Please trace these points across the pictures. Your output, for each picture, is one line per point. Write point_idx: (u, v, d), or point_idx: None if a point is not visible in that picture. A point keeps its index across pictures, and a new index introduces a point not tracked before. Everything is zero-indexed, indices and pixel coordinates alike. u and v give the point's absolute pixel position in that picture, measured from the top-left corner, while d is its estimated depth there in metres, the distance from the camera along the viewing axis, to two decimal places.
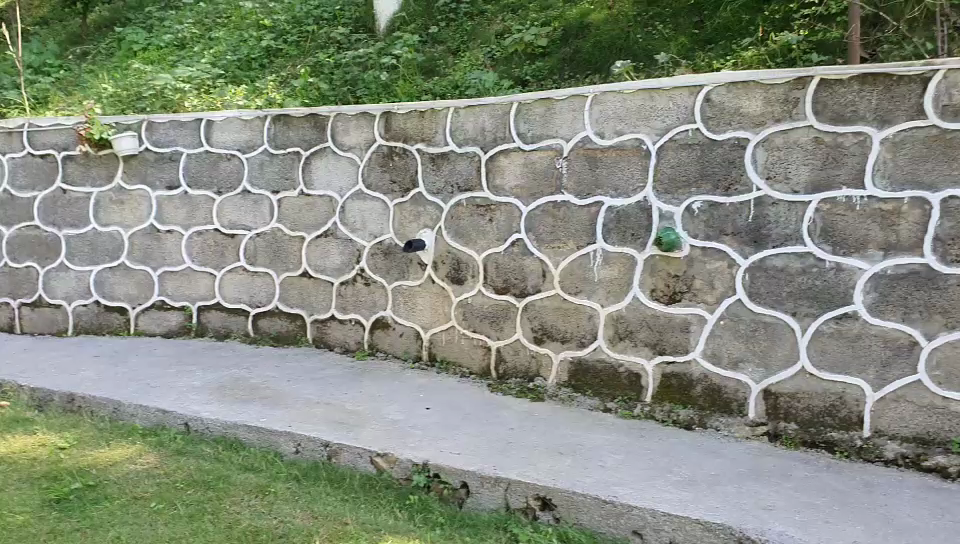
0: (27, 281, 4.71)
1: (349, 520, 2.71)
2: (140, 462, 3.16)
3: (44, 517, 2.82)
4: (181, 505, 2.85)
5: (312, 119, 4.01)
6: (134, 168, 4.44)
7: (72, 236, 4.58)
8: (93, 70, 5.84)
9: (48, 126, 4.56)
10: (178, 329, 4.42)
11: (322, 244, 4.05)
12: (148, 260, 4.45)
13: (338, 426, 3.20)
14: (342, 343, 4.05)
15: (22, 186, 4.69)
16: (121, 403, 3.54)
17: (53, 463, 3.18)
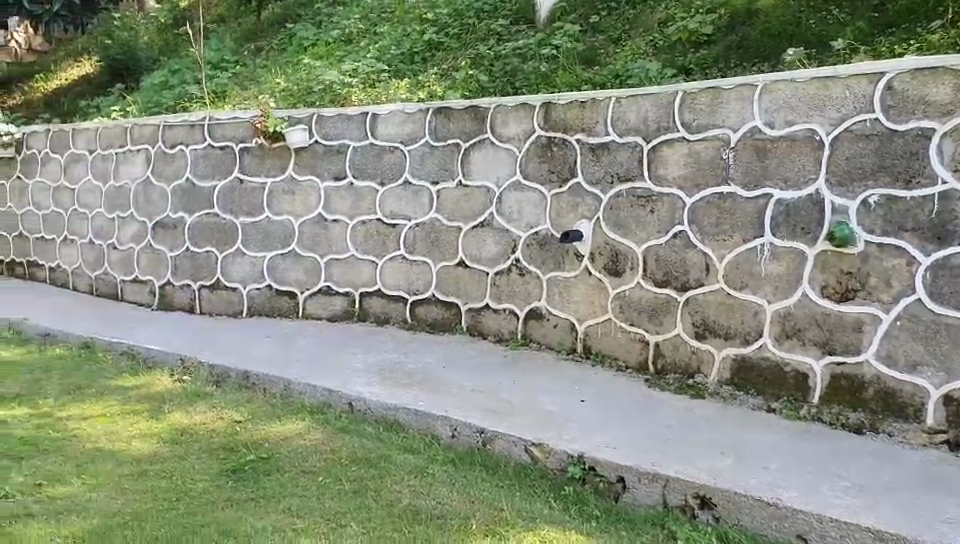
0: (206, 265, 5.02)
1: (506, 507, 2.74)
2: (307, 439, 3.31)
3: (222, 486, 3.00)
4: (345, 482, 2.97)
5: (473, 112, 4.08)
6: (304, 160, 4.66)
7: (248, 224, 4.86)
8: (266, 66, 6.15)
9: (227, 120, 4.88)
10: (341, 314, 4.60)
11: (480, 234, 4.10)
12: (314, 247, 4.65)
13: (494, 413, 3.24)
14: (497, 333, 4.09)
15: (202, 175, 5.03)
16: (290, 382, 3.73)
17: (229, 436, 3.38)
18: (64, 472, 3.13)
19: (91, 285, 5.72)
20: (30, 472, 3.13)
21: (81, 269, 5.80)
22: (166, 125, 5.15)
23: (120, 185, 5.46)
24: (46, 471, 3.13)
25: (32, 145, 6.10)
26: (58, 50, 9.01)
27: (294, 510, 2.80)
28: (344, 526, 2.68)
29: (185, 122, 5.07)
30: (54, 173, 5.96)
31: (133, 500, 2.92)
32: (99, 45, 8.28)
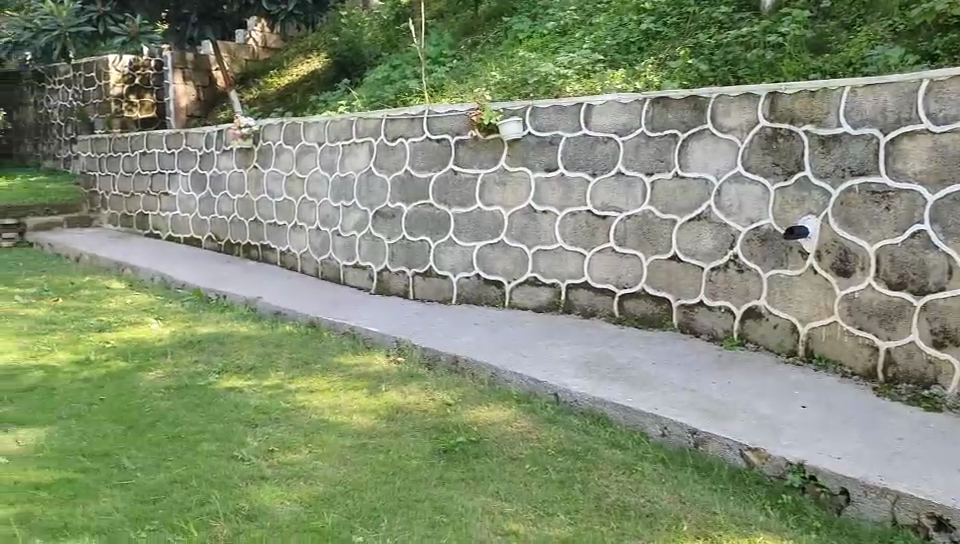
0: (420, 253, 5.25)
1: (717, 510, 2.66)
2: (516, 426, 3.37)
3: (434, 464, 3.11)
4: (553, 471, 3.00)
5: (692, 102, 3.97)
6: (517, 151, 4.72)
7: (461, 214, 5.02)
8: (482, 60, 6.31)
9: (444, 112, 5.02)
10: (549, 305, 4.64)
11: (695, 228, 4.00)
12: (524, 238, 4.71)
13: (707, 414, 3.15)
14: (709, 331, 3.97)
15: (420, 166, 5.23)
16: (499, 369, 3.81)
17: (440, 417, 3.50)
18: (292, 440, 3.37)
19: (316, 268, 6.12)
20: (263, 438, 3.39)
21: (307, 253, 6.21)
22: (387, 118, 5.39)
23: (345, 175, 5.78)
24: (277, 438, 3.38)
25: (266, 137, 6.57)
26: (291, 48, 9.68)
27: (503, 494, 2.86)
28: (551, 515, 2.70)
29: (404, 115, 5.27)
30: (285, 162, 6.40)
31: (352, 471, 3.09)
32: (328, 43, 8.83)
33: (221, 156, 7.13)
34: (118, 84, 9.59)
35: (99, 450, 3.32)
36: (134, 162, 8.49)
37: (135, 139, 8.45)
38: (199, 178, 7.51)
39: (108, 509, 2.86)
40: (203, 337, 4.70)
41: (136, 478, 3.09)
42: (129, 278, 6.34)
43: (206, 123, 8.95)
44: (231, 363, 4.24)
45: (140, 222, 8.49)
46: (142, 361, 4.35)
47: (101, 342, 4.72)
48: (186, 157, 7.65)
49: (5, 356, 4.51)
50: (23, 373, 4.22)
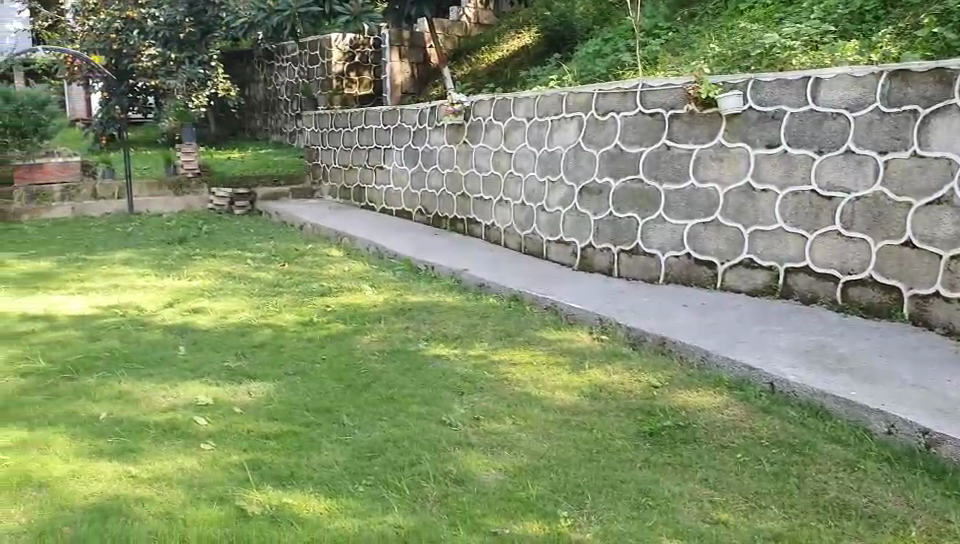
0: (627, 230, 5.19)
1: (951, 519, 2.45)
2: (726, 414, 3.26)
3: (639, 446, 3.07)
4: (766, 463, 2.87)
5: (937, 74, 3.64)
6: (735, 127, 4.53)
7: (672, 191, 4.91)
8: (699, 33, 6.13)
9: (659, 86, 4.91)
10: (763, 288, 4.45)
11: (935, 211, 3.68)
12: (740, 217, 4.54)
13: (942, 413, 2.90)
14: (946, 324, 3.66)
15: (631, 142, 5.15)
16: (709, 353, 3.70)
17: (646, 398, 3.45)
18: (499, 410, 3.43)
19: (521, 242, 6.20)
20: (470, 406, 3.48)
21: (513, 228, 6.30)
22: (599, 93, 5.34)
23: (553, 150, 5.80)
24: (483, 407, 3.46)
25: (477, 112, 6.70)
26: (502, 25, 9.81)
27: (711, 481, 2.78)
28: (764, 507, 2.60)
29: (617, 89, 5.20)
30: (495, 137, 6.50)
31: (557, 445, 3.11)
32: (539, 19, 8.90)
33: (433, 131, 7.35)
34: (340, 61, 10.08)
35: (321, 407, 3.54)
36: (352, 137, 8.93)
37: (353, 116, 8.87)
38: (411, 153, 7.78)
39: (329, 462, 3.05)
40: (414, 306, 4.89)
41: (354, 435, 3.27)
42: (345, 247, 6.70)
43: (419, 101, 9.24)
44: (441, 332, 4.39)
45: (357, 195, 8.93)
46: (358, 325, 4.60)
47: (321, 306, 5.02)
48: (400, 133, 7.95)
49: (239, 315, 4.90)
50: (254, 331, 4.58)
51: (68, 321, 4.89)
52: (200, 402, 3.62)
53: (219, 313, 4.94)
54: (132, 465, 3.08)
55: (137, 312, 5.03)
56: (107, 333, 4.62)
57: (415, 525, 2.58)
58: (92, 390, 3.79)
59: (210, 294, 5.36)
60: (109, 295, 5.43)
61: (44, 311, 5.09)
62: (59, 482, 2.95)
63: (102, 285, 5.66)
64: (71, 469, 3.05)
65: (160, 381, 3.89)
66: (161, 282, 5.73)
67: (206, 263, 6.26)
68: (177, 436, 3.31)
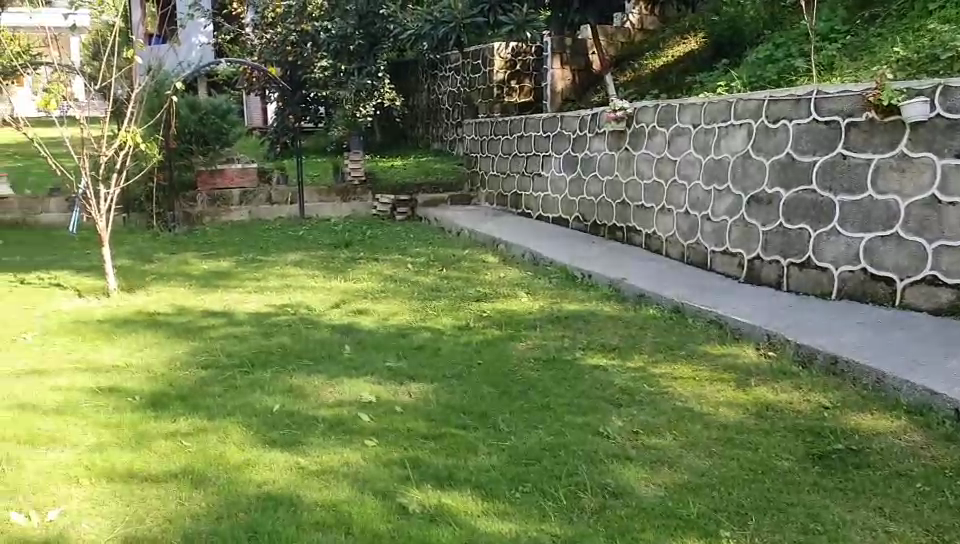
0: (798, 242, 4.98)
1: None
2: (905, 440, 3.07)
3: (808, 469, 2.92)
4: (950, 495, 2.68)
5: None
6: (920, 135, 4.26)
7: (848, 203, 4.67)
8: (880, 35, 5.84)
9: (835, 93, 4.70)
10: (948, 308, 4.15)
11: None
12: (924, 231, 4.26)
13: None
14: None
15: (803, 150, 4.94)
16: (887, 375, 3.49)
17: (816, 419, 3.30)
18: (657, 424, 3.37)
19: (683, 252, 6.08)
20: (628, 418, 3.44)
21: (675, 237, 6.19)
22: (771, 100, 5.16)
23: (719, 158, 5.65)
24: (642, 420, 3.41)
25: (640, 120, 6.63)
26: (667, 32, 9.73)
27: (887, 511, 2.62)
28: None
29: (790, 96, 5.01)
30: (658, 145, 6.40)
31: (719, 464, 3.02)
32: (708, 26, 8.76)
33: (594, 139, 7.33)
34: (501, 70, 10.21)
35: (479, 410, 3.59)
36: (511, 144, 9.03)
37: (514, 123, 8.96)
38: (570, 159, 7.78)
39: (487, 466, 3.08)
40: (571, 314, 4.89)
41: (510, 440, 3.30)
42: (502, 254, 6.77)
43: (580, 107, 9.34)
44: (598, 341, 4.37)
45: (514, 201, 9.01)
46: (514, 331, 4.63)
47: (479, 311, 5.10)
48: (560, 140, 7.96)
49: (400, 317, 5.05)
50: (414, 333, 4.71)
51: (244, 317, 5.18)
52: (363, 400, 3.76)
53: (381, 315, 5.10)
54: (300, 456, 3.23)
55: (305, 311, 5.28)
56: (279, 330, 4.87)
57: (572, 536, 2.57)
58: (265, 384, 4.00)
59: (372, 296, 5.55)
60: (281, 294, 5.73)
61: (223, 308, 5.42)
62: (235, 470, 3.13)
63: (274, 285, 5.97)
64: (245, 458, 3.23)
65: (327, 377, 4.07)
66: (328, 283, 5.98)
67: (371, 266, 6.48)
68: (342, 431, 3.45)
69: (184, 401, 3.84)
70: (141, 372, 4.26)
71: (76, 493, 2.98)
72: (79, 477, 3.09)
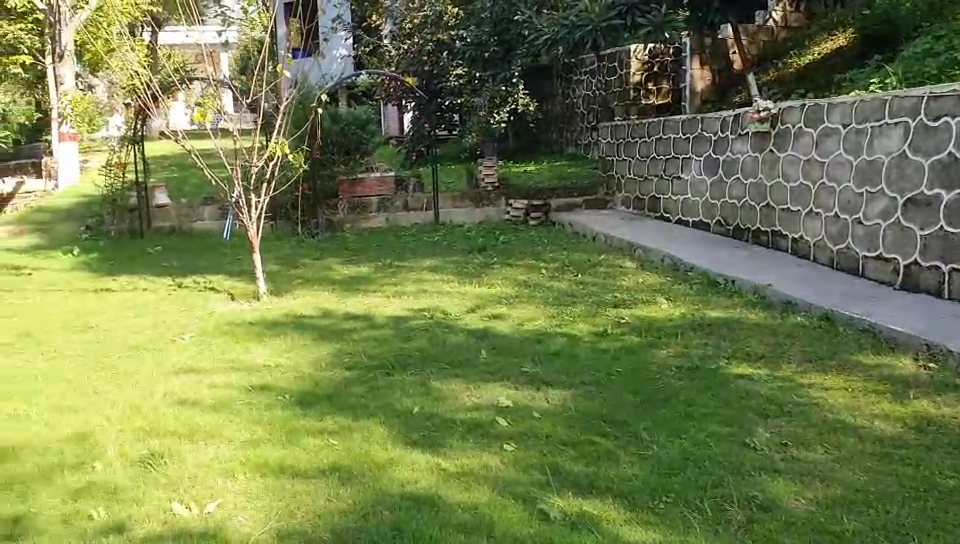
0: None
1: None
2: None
3: None
4: None
5: None
6: None
7: None
8: None
9: None
10: None
11: None
12: None
13: None
14: None
15: None
16: None
17: None
18: (807, 437, 3.23)
19: (832, 257, 5.82)
20: (776, 430, 3.31)
21: (823, 242, 5.94)
22: (931, 96, 4.88)
23: (873, 159, 5.39)
24: (792, 432, 3.28)
25: (786, 120, 6.40)
26: (812, 30, 9.35)
27: None
28: None
29: (953, 92, 4.72)
30: (805, 146, 6.16)
31: (877, 480, 2.86)
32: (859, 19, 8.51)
33: (736, 140, 7.14)
34: (638, 72, 10.07)
35: (619, 418, 3.54)
36: (649, 147, 8.90)
37: (651, 126, 8.83)
38: (712, 162, 7.60)
39: (629, 475, 3.04)
40: (712, 321, 4.77)
41: (652, 449, 3.23)
42: (639, 259, 6.67)
43: (722, 108, 9.05)
44: (743, 349, 4.25)
45: (651, 205, 8.88)
46: (655, 338, 4.55)
47: (616, 317, 5.04)
48: (701, 142, 7.80)
49: (536, 322, 5.05)
50: (550, 339, 4.70)
51: (385, 321, 5.31)
52: (501, 404, 3.78)
53: (517, 320, 5.12)
54: (441, 458, 3.27)
55: (442, 315, 5.36)
56: (417, 334, 4.97)
57: None
58: (407, 386, 4.09)
59: (508, 301, 5.58)
60: (418, 298, 5.84)
61: (364, 312, 5.58)
62: (379, 469, 3.21)
63: (412, 290, 6.10)
64: (389, 457, 3.30)
65: (466, 381, 4.11)
66: (464, 288, 6.05)
67: (506, 271, 6.53)
68: (483, 434, 3.47)
69: (331, 400, 3.97)
70: (289, 372, 4.43)
71: (231, 486, 3.13)
72: (234, 471, 3.24)
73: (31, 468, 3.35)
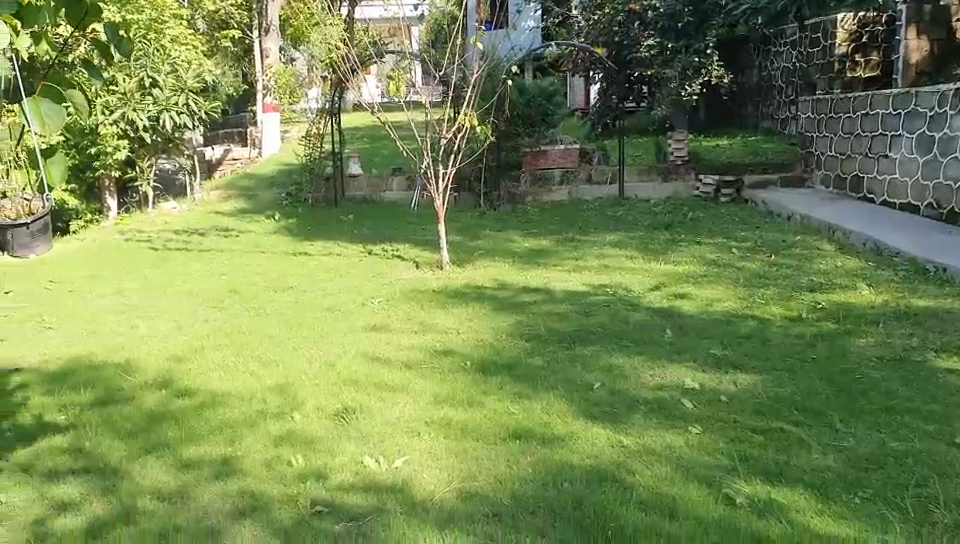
0: None
1: None
2: None
3: None
4: None
5: None
6: None
7: None
8: None
9: None
10: None
11: None
12: None
13: None
14: None
15: None
16: None
17: None
18: None
19: None
20: None
21: None
22: None
23: None
24: None
25: None
26: None
27: None
28: None
29: None
30: None
31: None
32: None
33: (956, 116, 6.58)
34: (845, 42, 9.52)
35: (812, 408, 3.37)
36: (854, 123, 8.36)
37: (858, 99, 8.28)
38: (925, 140, 7.06)
39: (822, 466, 2.89)
40: (920, 311, 4.44)
41: (849, 441, 3.07)
42: (839, 242, 6.31)
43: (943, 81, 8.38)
44: (954, 343, 3.94)
45: (854, 184, 8.37)
46: (853, 326, 4.30)
47: (812, 302, 4.79)
48: (913, 118, 7.26)
49: (723, 304, 4.89)
50: (739, 321, 4.54)
51: (565, 295, 5.31)
52: (686, 385, 3.69)
53: (704, 300, 4.98)
54: (624, 436, 3.23)
55: (624, 292, 5.29)
56: (599, 310, 4.93)
57: None
58: (588, 361, 4.08)
59: (694, 281, 5.44)
60: (600, 274, 5.80)
61: (545, 285, 5.61)
62: (561, 439, 3.22)
63: (594, 265, 6.05)
64: (570, 430, 3.31)
65: (649, 360, 4.04)
66: (648, 266, 5.94)
67: (694, 249, 6.35)
68: (667, 414, 3.42)
69: (513, 369, 4.02)
70: (472, 339, 4.53)
71: (418, 444, 3.24)
72: (420, 431, 3.36)
73: (238, 414, 3.62)
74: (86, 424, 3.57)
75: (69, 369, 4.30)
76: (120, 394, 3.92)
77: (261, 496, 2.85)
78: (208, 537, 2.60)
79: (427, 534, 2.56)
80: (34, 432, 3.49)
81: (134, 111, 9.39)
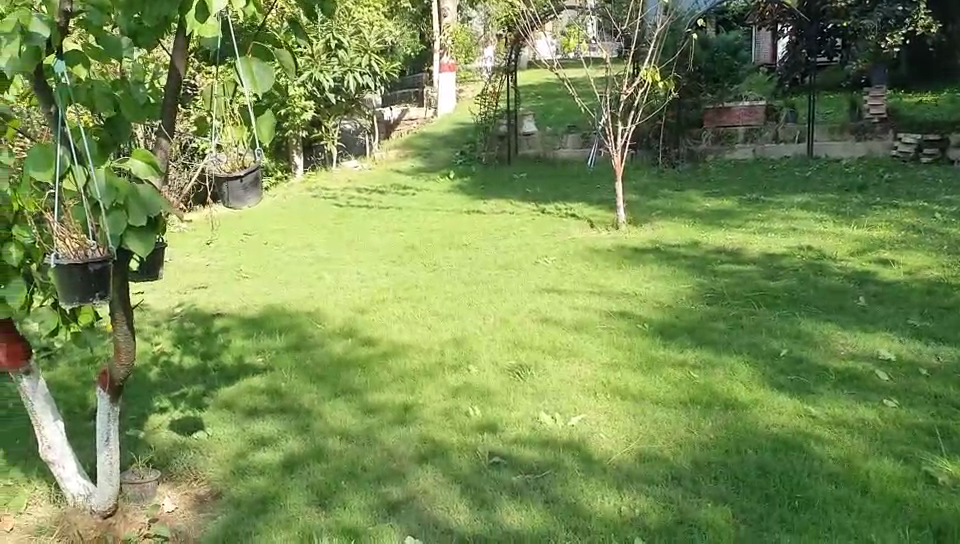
0: None
1: None
2: None
3: None
4: None
5: None
6: None
7: None
8: None
9: None
10: None
11: None
12: None
13: None
14: None
15: None
16: None
17: None
18: None
19: None
20: None
21: None
22: None
23: None
24: None
25: None
26: None
27: None
28: None
29: None
30: None
31: None
32: None
33: None
34: None
35: None
36: None
37: None
38: None
39: None
40: None
41: None
42: None
43: None
44: None
45: None
46: None
47: None
48: None
49: (926, 272, 4.54)
50: (944, 291, 4.20)
51: (751, 258, 5.10)
52: (882, 357, 3.47)
53: (905, 267, 4.64)
54: (812, 406, 3.09)
55: (815, 257, 5.01)
56: (785, 274, 4.71)
57: None
58: (773, 327, 3.91)
59: (891, 247, 5.07)
60: (787, 237, 5.53)
61: (728, 247, 5.42)
62: (744, 406, 3.12)
63: (780, 228, 5.78)
64: (755, 397, 3.19)
65: (841, 329, 3.83)
66: (840, 229, 5.60)
67: (890, 213, 5.92)
68: (859, 386, 3.23)
69: (692, 332, 3.94)
70: (650, 302, 4.45)
71: (594, 404, 3.24)
72: (596, 390, 3.35)
73: (419, 364, 3.74)
74: (282, 367, 3.80)
75: (265, 315, 4.59)
76: (311, 341, 4.14)
77: (441, 443, 2.94)
78: (393, 478, 2.71)
79: (605, 492, 2.56)
80: (236, 372, 3.75)
81: (320, 72, 9.82)
